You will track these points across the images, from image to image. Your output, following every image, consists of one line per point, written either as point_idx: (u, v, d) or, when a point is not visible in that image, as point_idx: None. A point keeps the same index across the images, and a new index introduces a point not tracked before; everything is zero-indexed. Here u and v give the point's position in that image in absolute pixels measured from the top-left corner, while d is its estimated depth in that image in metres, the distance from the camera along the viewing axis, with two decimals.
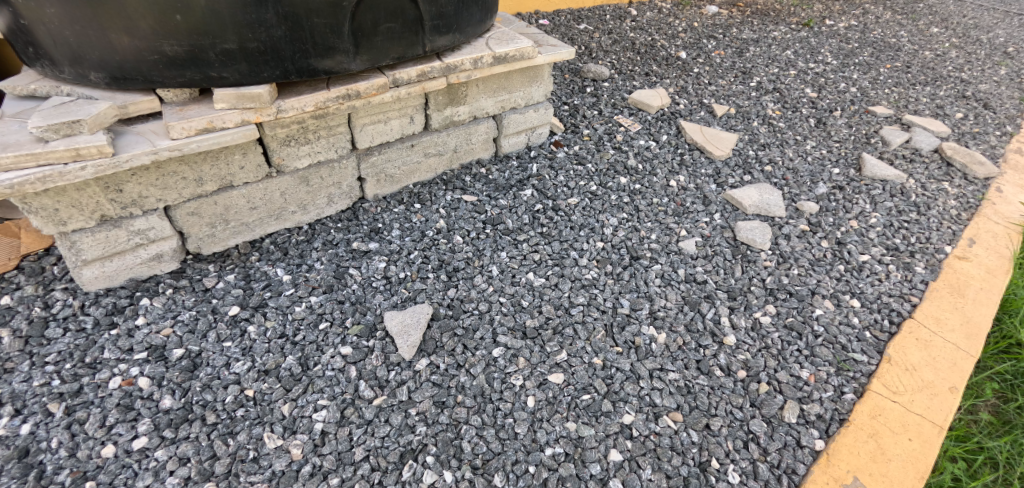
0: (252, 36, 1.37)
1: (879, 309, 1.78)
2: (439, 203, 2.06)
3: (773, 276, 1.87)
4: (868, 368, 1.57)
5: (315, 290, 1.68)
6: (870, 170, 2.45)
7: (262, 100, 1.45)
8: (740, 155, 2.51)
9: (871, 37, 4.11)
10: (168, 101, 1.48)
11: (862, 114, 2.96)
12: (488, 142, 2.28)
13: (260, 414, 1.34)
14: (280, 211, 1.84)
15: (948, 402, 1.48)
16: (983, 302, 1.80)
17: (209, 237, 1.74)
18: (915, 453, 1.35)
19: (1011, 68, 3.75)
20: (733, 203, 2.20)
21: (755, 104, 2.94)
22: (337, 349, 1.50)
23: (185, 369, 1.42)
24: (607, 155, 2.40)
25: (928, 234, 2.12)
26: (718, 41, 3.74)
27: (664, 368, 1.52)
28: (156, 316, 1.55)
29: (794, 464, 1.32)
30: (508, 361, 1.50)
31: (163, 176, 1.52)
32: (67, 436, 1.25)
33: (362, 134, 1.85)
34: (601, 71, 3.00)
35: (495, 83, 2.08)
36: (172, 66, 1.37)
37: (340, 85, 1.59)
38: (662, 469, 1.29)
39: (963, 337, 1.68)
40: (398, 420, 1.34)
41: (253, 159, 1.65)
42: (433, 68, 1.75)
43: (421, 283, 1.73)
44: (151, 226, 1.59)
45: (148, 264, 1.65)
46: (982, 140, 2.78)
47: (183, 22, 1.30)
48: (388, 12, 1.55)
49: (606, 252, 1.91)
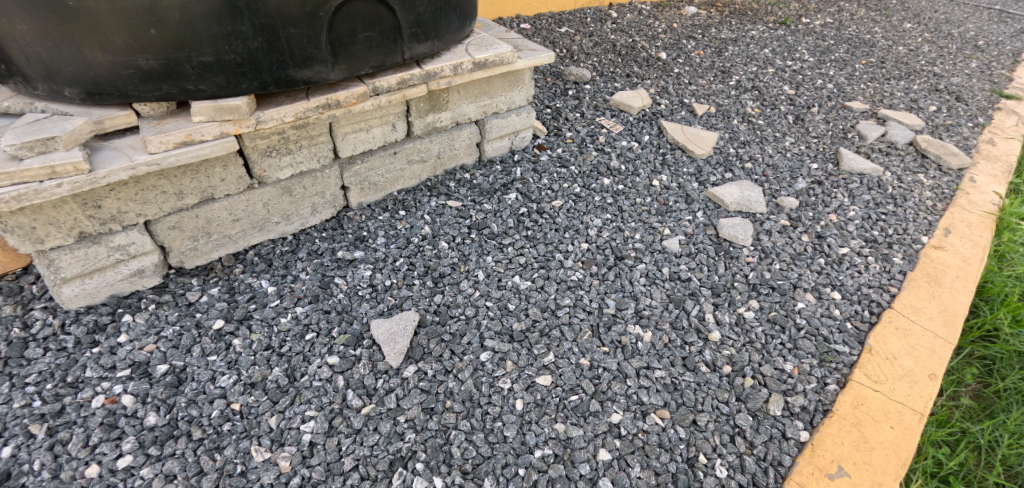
0: (228, 48, 1.35)
1: (859, 300, 1.81)
2: (424, 209, 2.06)
3: (756, 271, 1.90)
4: (850, 359, 1.60)
5: (300, 300, 1.67)
6: (848, 164, 2.50)
7: (240, 112, 1.44)
8: (721, 153, 2.54)
9: (846, 34, 4.19)
10: (146, 115, 1.46)
11: (839, 110, 3.02)
12: (471, 147, 2.28)
13: (247, 427, 1.33)
14: (263, 223, 1.83)
15: (928, 389, 1.51)
16: (959, 290, 1.84)
17: (191, 251, 1.72)
18: (896, 441, 1.38)
19: (981, 61, 3.85)
20: (715, 201, 2.23)
21: (734, 103, 2.98)
22: (324, 359, 1.50)
23: (170, 385, 1.41)
24: (590, 157, 2.42)
25: (904, 225, 2.17)
26: (698, 41, 3.79)
27: (651, 366, 1.54)
28: (139, 333, 1.54)
29: (779, 456, 1.35)
30: (496, 365, 1.50)
31: (143, 190, 1.51)
32: (49, 458, 1.24)
33: (344, 142, 1.85)
34: (582, 74, 3.02)
35: (476, 89, 2.09)
36: (148, 81, 1.36)
37: (319, 95, 1.59)
38: (651, 467, 1.30)
39: (941, 324, 1.71)
40: (387, 428, 1.34)
41: (234, 171, 1.65)
42: (413, 75, 1.75)
43: (407, 289, 1.73)
44: (132, 241, 1.57)
45: (130, 279, 1.64)
46: (955, 132, 2.85)
47: (158, 36, 1.29)
48: (366, 21, 1.54)
49: (591, 253, 1.92)
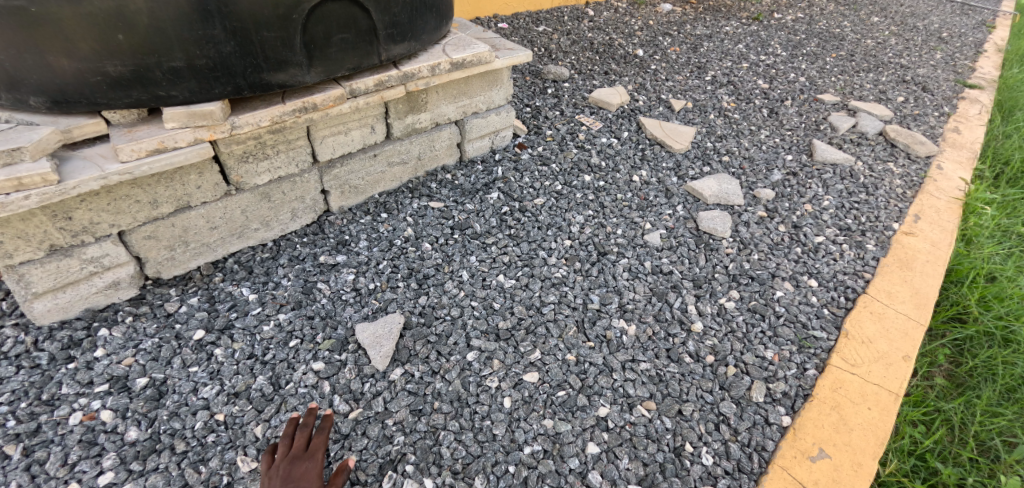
0: (200, 53, 1.33)
1: (835, 287, 1.86)
2: (406, 211, 2.05)
3: (735, 262, 1.94)
4: (828, 344, 1.64)
5: (283, 307, 1.65)
6: (821, 155, 2.56)
7: (214, 117, 1.42)
8: (698, 148, 2.58)
9: (816, 28, 4.29)
10: (115, 122, 1.43)
11: (811, 102, 3.09)
12: (452, 148, 2.28)
13: (232, 437, 1.31)
14: (242, 229, 1.80)
15: (902, 370, 1.56)
16: (930, 274, 1.90)
17: (168, 260, 1.69)
18: (875, 421, 1.42)
19: (945, 53, 3.97)
20: (694, 195, 2.26)
21: (710, 98, 3.03)
22: (308, 365, 1.48)
23: (150, 398, 1.38)
24: (570, 154, 2.43)
25: (876, 213, 2.23)
26: (673, 38, 3.84)
27: (636, 359, 1.55)
28: (116, 346, 1.50)
29: (763, 442, 1.38)
30: (483, 364, 1.50)
31: (116, 200, 1.47)
32: (26, 478, 1.20)
33: (322, 146, 1.83)
34: (561, 72, 3.04)
35: (455, 89, 2.09)
36: (118, 87, 1.32)
37: (295, 98, 1.57)
38: (639, 458, 1.32)
39: (913, 307, 1.77)
40: (375, 431, 1.33)
41: (210, 178, 1.62)
42: (391, 77, 1.74)
43: (391, 292, 1.72)
44: (105, 253, 1.54)
45: (105, 292, 1.60)
46: (922, 122, 2.94)
47: (126, 41, 1.25)
48: (341, 23, 1.53)
49: (574, 250, 1.94)
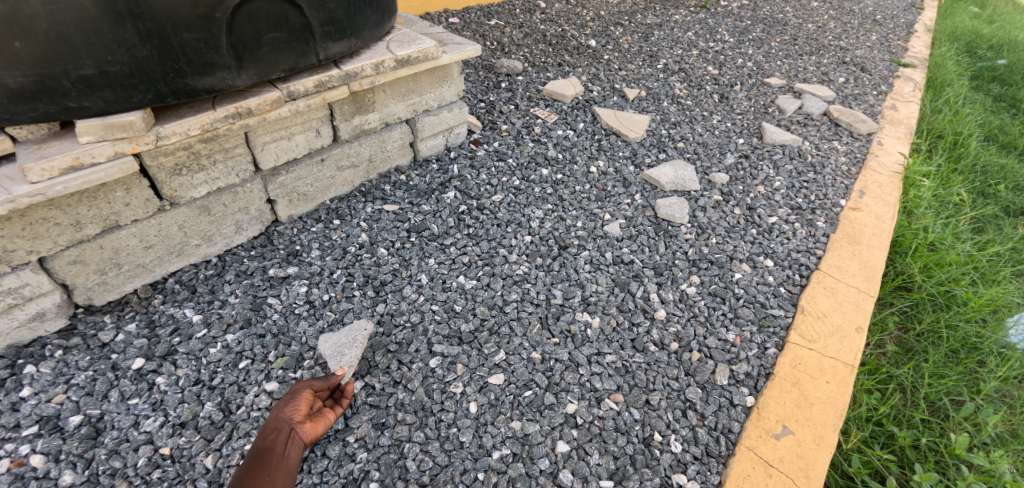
0: (112, 58, 1.22)
1: (790, 265, 1.90)
2: (360, 216, 1.98)
3: (694, 247, 1.96)
4: (786, 322, 1.68)
5: (231, 327, 1.56)
6: (770, 137, 2.62)
7: (135, 128, 1.32)
8: (653, 135, 2.59)
9: (761, 14, 4.40)
10: (22, 139, 1.30)
11: (759, 86, 3.16)
12: (404, 147, 2.21)
13: (180, 472, 1.24)
14: (181, 247, 1.69)
15: (856, 341, 1.60)
16: (876, 246, 1.97)
17: (100, 285, 1.56)
18: (833, 394, 1.45)
19: (880, 34, 4.15)
20: (652, 182, 2.27)
21: (663, 85, 3.06)
22: (261, 387, 1.41)
23: (86, 437, 1.28)
24: (526, 149, 2.40)
25: (825, 191, 2.29)
26: (625, 27, 3.85)
27: (602, 352, 1.54)
28: (44, 384, 1.37)
29: (729, 424, 1.39)
30: (446, 370, 1.46)
31: (32, 224, 1.36)
32: None
33: (264, 153, 1.73)
34: (514, 65, 3.00)
35: (403, 87, 2.02)
36: (20, 101, 1.20)
37: (227, 104, 1.48)
38: (609, 452, 1.31)
39: (863, 280, 1.83)
40: (336, 450, 1.27)
41: (139, 193, 1.51)
42: (331, 77, 1.67)
43: (347, 302, 1.65)
44: (24, 283, 1.41)
45: (30, 325, 1.46)
46: (862, 100, 3.05)
47: (24, 49, 1.13)
48: (271, 21, 1.44)
49: (535, 245, 1.91)
